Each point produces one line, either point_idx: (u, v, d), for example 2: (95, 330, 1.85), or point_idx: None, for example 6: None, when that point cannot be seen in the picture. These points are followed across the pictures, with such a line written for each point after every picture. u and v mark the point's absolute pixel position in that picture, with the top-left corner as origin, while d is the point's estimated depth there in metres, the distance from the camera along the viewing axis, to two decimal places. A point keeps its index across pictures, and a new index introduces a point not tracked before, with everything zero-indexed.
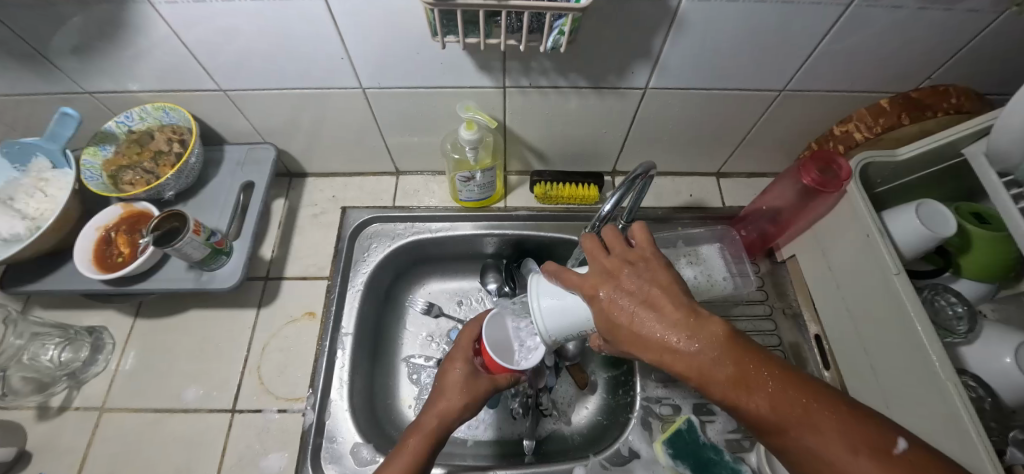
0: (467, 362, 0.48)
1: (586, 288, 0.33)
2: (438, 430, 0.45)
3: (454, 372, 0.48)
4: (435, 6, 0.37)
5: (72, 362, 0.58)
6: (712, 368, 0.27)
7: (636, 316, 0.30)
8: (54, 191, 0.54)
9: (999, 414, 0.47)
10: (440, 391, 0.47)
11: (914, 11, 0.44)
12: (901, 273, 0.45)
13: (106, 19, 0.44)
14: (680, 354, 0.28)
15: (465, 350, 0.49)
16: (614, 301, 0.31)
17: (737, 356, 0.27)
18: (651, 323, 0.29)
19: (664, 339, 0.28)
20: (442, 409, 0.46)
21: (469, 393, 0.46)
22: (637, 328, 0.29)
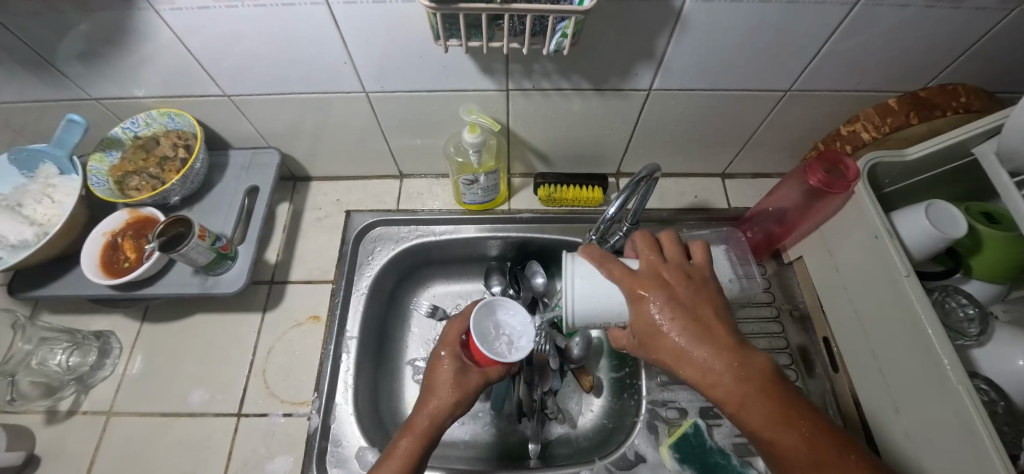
0: (454, 356, 0.48)
1: (637, 292, 0.37)
2: (430, 428, 0.44)
3: (441, 367, 0.48)
4: (436, 10, 0.36)
5: (80, 366, 0.58)
6: (746, 391, 0.33)
7: (684, 328, 0.35)
8: (61, 197, 0.55)
9: (1012, 418, 0.46)
10: (429, 388, 0.47)
11: (922, 9, 0.43)
12: (912, 275, 0.44)
13: (111, 25, 0.44)
14: (720, 371, 0.33)
15: (453, 341, 0.49)
16: (664, 310, 0.35)
17: (768, 386, 0.33)
18: (697, 339, 0.34)
19: (706, 357, 0.34)
20: (432, 406, 0.45)
21: (460, 387, 0.46)
22: (683, 340, 0.34)
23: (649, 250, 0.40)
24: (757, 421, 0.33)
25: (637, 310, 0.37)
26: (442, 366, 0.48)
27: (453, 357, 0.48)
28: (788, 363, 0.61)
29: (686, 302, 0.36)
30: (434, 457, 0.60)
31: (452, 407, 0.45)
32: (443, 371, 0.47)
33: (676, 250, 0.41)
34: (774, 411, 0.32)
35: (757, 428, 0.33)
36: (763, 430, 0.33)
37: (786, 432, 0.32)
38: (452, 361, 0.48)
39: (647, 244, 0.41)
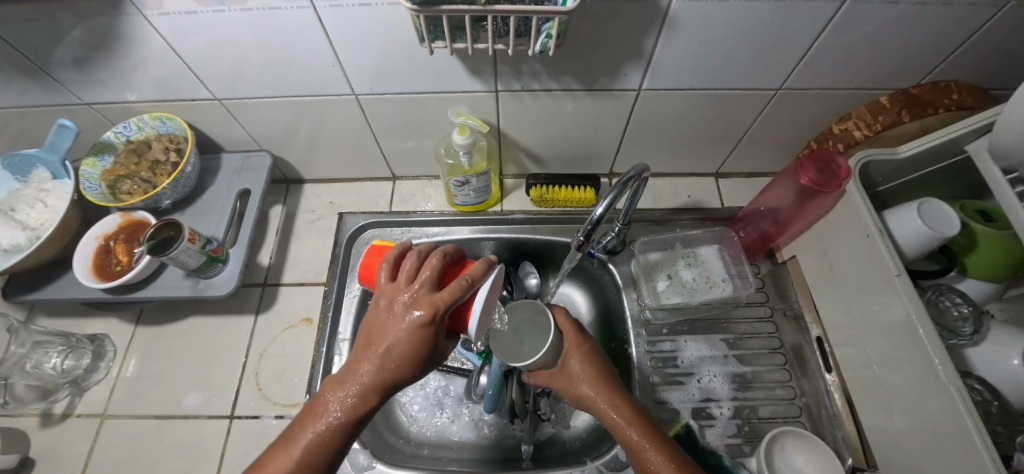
0: (431, 325, 0.32)
1: (572, 338, 0.46)
2: (354, 420, 0.33)
3: (403, 338, 0.32)
4: (419, 13, 0.36)
5: (74, 369, 0.58)
6: (634, 423, 0.40)
7: (599, 373, 0.44)
8: (54, 201, 0.55)
9: (1006, 418, 0.46)
10: (366, 360, 0.33)
11: (912, 6, 0.43)
12: (903, 274, 0.44)
13: (102, 31, 0.45)
14: (619, 406, 0.41)
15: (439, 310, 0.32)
16: (587, 356, 0.44)
17: (652, 423, 0.41)
18: (600, 384, 0.43)
19: (609, 397, 0.42)
20: (366, 390, 0.33)
21: (417, 369, 0.34)
22: (596, 381, 0.43)
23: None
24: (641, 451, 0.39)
25: (567, 352, 0.45)
26: (399, 341, 0.32)
27: (429, 329, 0.32)
28: (782, 364, 0.60)
29: (603, 357, 0.46)
30: (426, 458, 0.60)
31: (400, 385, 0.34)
32: (402, 347, 0.32)
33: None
34: (656, 441, 0.39)
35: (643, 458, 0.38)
36: (645, 457, 0.38)
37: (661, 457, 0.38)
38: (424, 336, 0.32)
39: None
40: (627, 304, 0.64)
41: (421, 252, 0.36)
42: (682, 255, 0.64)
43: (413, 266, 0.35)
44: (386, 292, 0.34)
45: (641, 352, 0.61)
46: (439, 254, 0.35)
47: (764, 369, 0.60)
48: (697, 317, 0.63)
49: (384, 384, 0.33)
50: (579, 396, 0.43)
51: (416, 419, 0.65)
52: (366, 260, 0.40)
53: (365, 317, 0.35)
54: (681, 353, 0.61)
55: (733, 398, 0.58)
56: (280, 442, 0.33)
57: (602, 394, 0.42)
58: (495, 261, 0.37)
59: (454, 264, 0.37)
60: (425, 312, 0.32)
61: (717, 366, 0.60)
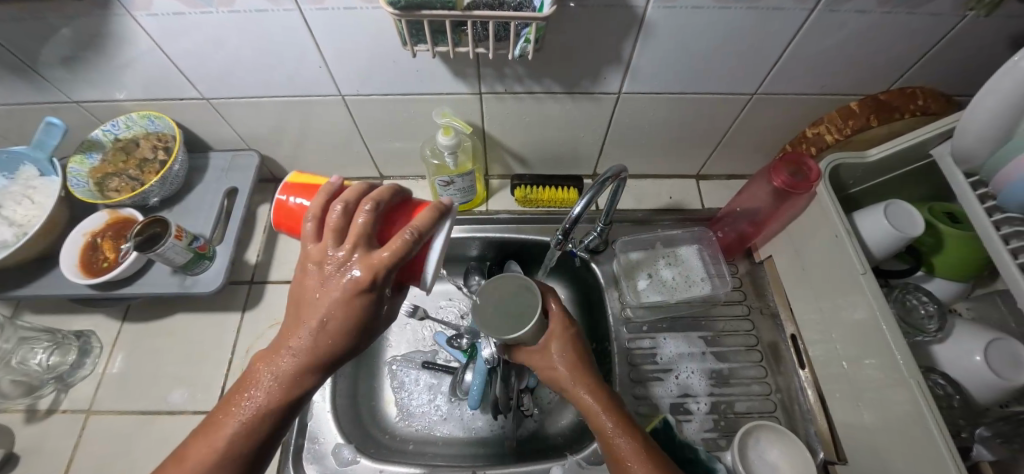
0: (370, 291, 0.30)
1: (559, 320, 0.47)
2: (287, 400, 0.31)
3: (335, 306, 0.30)
4: (401, 17, 0.38)
5: (59, 365, 0.59)
6: (608, 406, 0.42)
7: (580, 357, 0.45)
8: (42, 198, 0.56)
9: (967, 411, 0.48)
10: (298, 333, 0.31)
11: (876, 15, 0.45)
12: (868, 273, 0.46)
13: (90, 30, 0.46)
14: (594, 391, 0.43)
15: (377, 275, 0.29)
16: (568, 340, 0.45)
17: (624, 407, 0.43)
18: (580, 368, 0.44)
19: (590, 380, 0.43)
20: (296, 368, 0.31)
21: (357, 339, 0.32)
22: (579, 364, 0.44)
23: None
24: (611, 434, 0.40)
25: (549, 334, 0.46)
26: (336, 312, 0.30)
27: (369, 290, 0.30)
28: (759, 360, 0.62)
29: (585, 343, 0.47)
30: (412, 454, 0.61)
31: (339, 358, 0.32)
32: (340, 316, 0.30)
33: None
34: (626, 425, 0.41)
35: (610, 439, 0.40)
36: (612, 442, 0.40)
37: (629, 441, 0.40)
38: (363, 302, 0.30)
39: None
40: (608, 302, 0.65)
41: (349, 200, 0.31)
42: (662, 254, 0.65)
43: (342, 214, 0.31)
44: (312, 251, 0.31)
45: (621, 350, 0.62)
46: (373, 202, 0.31)
47: (741, 366, 0.61)
48: (677, 315, 0.64)
49: (317, 359, 0.31)
50: (554, 377, 0.45)
51: (402, 415, 0.66)
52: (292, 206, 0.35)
53: (296, 282, 0.32)
54: (660, 350, 0.62)
55: (710, 393, 0.59)
56: (209, 423, 0.31)
57: (581, 377, 0.43)
58: (449, 204, 0.33)
59: (394, 206, 0.34)
60: (362, 276, 0.29)
61: (695, 362, 0.61)
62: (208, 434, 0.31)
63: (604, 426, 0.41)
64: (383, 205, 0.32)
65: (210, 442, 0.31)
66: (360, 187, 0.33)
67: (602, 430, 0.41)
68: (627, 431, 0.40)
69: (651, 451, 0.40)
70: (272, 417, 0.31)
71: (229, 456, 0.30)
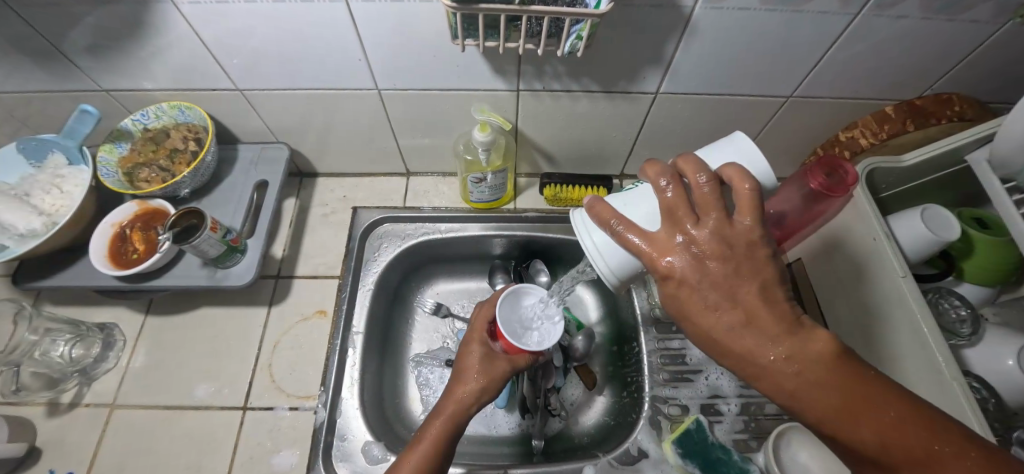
0: (482, 343, 0.48)
1: (658, 261, 0.31)
2: (449, 421, 0.43)
3: (468, 355, 0.48)
4: (456, 10, 0.37)
5: (83, 359, 0.58)
6: (799, 380, 0.28)
7: (721, 310, 0.29)
8: (70, 187, 0.55)
9: (1002, 415, 0.48)
10: (453, 386, 0.46)
11: (919, 20, 0.45)
12: (908, 276, 0.47)
13: (128, 17, 0.45)
14: (767, 362, 0.29)
15: (481, 331, 0.49)
16: (692, 280, 0.30)
17: (832, 374, 0.28)
18: (740, 331, 0.29)
19: (752, 347, 0.29)
20: (452, 399, 0.45)
21: (485, 378, 0.45)
22: (725, 326, 0.29)
23: (666, 179, 0.31)
24: (819, 411, 0.29)
25: (662, 283, 0.32)
26: (466, 356, 0.48)
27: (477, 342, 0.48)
28: None
29: (722, 285, 0.29)
30: None
31: (477, 396, 0.45)
32: (468, 362, 0.47)
33: (716, 202, 0.29)
34: (839, 401, 0.28)
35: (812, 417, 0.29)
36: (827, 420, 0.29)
37: (852, 423, 0.28)
38: (475, 348, 0.47)
39: (670, 178, 0.31)
40: (636, 301, 0.66)
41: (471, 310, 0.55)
42: None
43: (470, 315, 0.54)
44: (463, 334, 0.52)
45: (651, 351, 0.62)
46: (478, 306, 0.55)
47: None
48: None
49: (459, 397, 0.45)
50: (702, 333, 0.31)
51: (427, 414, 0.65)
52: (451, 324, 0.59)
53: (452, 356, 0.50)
54: (689, 351, 0.62)
55: (739, 394, 0.59)
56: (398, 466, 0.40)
57: (737, 348, 0.29)
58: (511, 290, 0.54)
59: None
60: (476, 335, 0.49)
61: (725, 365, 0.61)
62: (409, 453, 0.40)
63: (806, 404, 0.29)
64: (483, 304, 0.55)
65: None
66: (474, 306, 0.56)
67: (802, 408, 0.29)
68: (839, 409, 0.28)
69: (906, 436, 0.27)
70: (445, 435, 0.42)
71: None
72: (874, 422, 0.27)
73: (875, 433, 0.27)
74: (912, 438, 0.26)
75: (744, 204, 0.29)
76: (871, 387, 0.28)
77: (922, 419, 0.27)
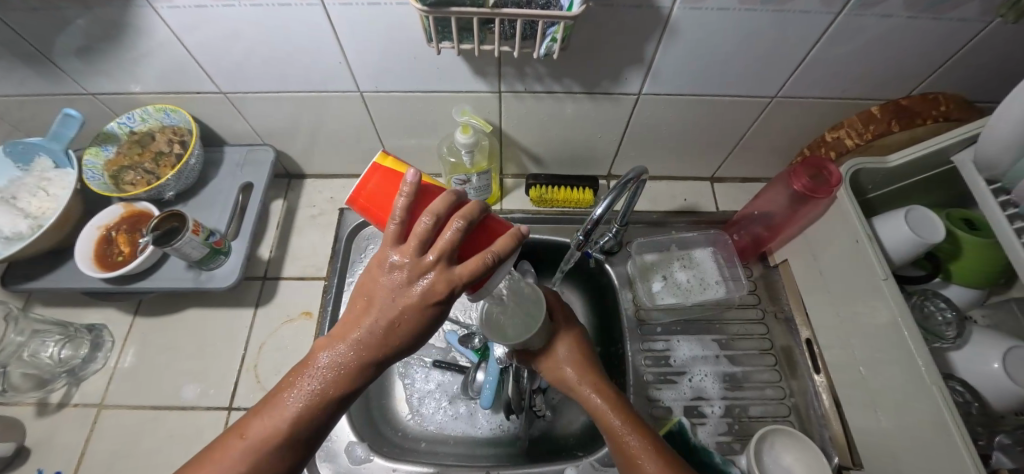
0: (443, 300, 0.30)
1: (564, 319, 0.51)
2: (324, 400, 0.31)
3: (398, 305, 0.30)
4: (429, 14, 0.37)
5: (71, 359, 0.59)
6: (615, 399, 0.44)
7: (578, 356, 0.47)
8: (56, 190, 0.56)
9: (986, 419, 0.47)
10: (362, 335, 0.30)
11: (902, 19, 0.44)
12: (889, 278, 0.46)
13: (108, 21, 0.45)
14: (599, 388, 0.44)
15: (447, 289, 0.30)
16: (570, 339, 0.49)
17: (628, 404, 0.44)
18: (584, 370, 0.46)
19: (587, 377, 0.46)
20: (357, 355, 0.30)
21: (416, 342, 0.32)
22: (575, 362, 0.47)
23: None
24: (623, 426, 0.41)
25: (554, 336, 0.49)
26: (403, 317, 0.30)
27: (436, 305, 0.30)
28: (773, 365, 0.62)
29: (582, 345, 0.49)
30: (423, 452, 0.61)
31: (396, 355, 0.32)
32: (407, 321, 0.30)
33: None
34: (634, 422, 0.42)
35: (617, 430, 0.41)
36: (624, 441, 0.40)
37: (638, 438, 0.40)
38: (419, 308, 0.30)
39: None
40: (622, 302, 0.66)
41: (440, 211, 0.31)
42: (678, 257, 0.66)
43: (430, 225, 0.30)
44: (393, 252, 0.30)
45: (634, 352, 0.62)
46: (463, 219, 0.30)
47: (754, 369, 0.61)
48: (691, 317, 0.64)
49: (373, 357, 0.31)
50: (561, 373, 0.47)
51: (414, 414, 0.65)
52: (368, 182, 0.37)
53: (373, 274, 0.31)
54: (673, 352, 0.62)
55: (723, 397, 0.59)
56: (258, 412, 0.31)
57: (575, 376, 0.46)
58: (525, 231, 0.33)
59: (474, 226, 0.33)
60: (436, 291, 0.29)
61: (711, 366, 0.61)
62: (258, 421, 0.31)
63: (606, 423, 0.42)
64: (473, 222, 0.31)
65: (253, 437, 0.31)
66: (449, 199, 0.31)
67: (610, 429, 0.42)
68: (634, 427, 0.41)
69: (659, 447, 0.40)
70: (311, 415, 0.31)
71: (268, 452, 0.30)
72: (648, 440, 0.40)
73: (643, 443, 0.40)
74: (663, 450, 0.40)
75: None
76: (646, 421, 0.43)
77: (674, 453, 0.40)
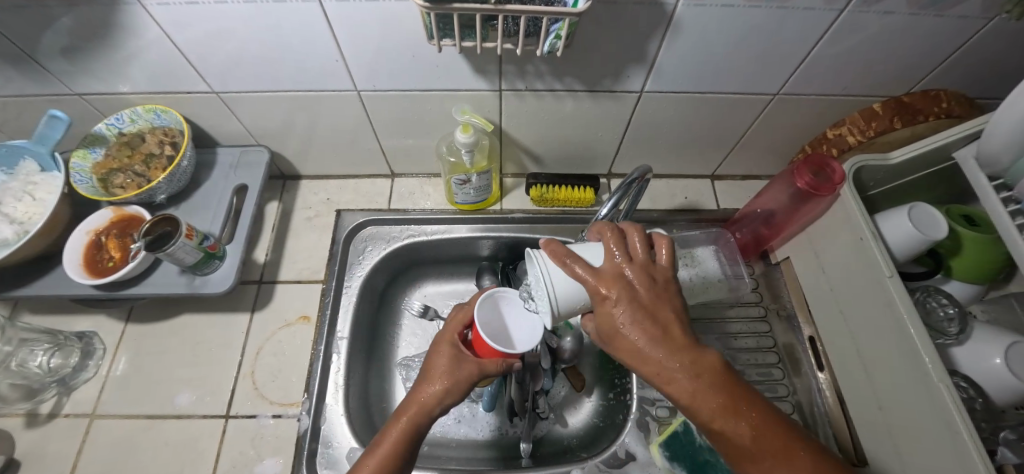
0: (453, 346, 0.43)
1: (596, 286, 0.33)
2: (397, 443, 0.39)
3: (440, 358, 0.43)
4: (430, 10, 0.36)
5: (61, 368, 0.57)
6: (701, 388, 0.32)
7: (648, 330, 0.32)
8: (43, 194, 0.54)
9: (988, 414, 0.47)
10: (413, 391, 0.42)
11: (906, 16, 0.44)
12: (895, 276, 0.45)
13: (95, 19, 0.43)
14: (681, 371, 0.31)
15: (452, 333, 0.45)
16: (632, 305, 0.32)
17: (724, 384, 0.32)
18: (664, 347, 0.32)
19: (665, 359, 0.32)
20: (414, 404, 0.41)
21: (450, 384, 0.41)
22: (644, 343, 0.32)
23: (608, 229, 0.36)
24: (716, 419, 0.32)
25: (604, 303, 0.33)
26: (432, 367, 0.42)
27: (448, 348, 0.43)
28: (776, 362, 0.62)
29: (647, 305, 0.32)
30: (425, 457, 0.60)
31: (439, 400, 0.40)
32: (437, 367, 0.42)
33: (644, 250, 0.35)
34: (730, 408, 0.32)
35: (706, 415, 0.32)
36: (728, 431, 0.32)
37: (744, 429, 0.32)
38: (449, 352, 0.43)
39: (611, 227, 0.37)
40: None
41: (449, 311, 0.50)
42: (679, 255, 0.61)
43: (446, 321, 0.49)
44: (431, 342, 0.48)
45: None
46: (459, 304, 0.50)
47: (757, 367, 0.61)
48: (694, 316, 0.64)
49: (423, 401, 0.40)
50: (628, 351, 0.33)
51: None
52: None
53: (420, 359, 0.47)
54: None
55: None
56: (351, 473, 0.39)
57: (649, 361, 0.32)
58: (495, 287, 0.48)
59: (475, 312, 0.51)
60: (444, 340, 0.44)
61: None
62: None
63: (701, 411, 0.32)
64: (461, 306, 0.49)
65: None
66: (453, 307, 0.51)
67: (706, 415, 0.32)
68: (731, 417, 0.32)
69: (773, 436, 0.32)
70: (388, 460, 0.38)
71: None
72: (752, 425, 0.32)
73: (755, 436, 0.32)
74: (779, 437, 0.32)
75: (664, 254, 0.36)
76: (750, 394, 0.33)
77: (782, 420, 0.33)
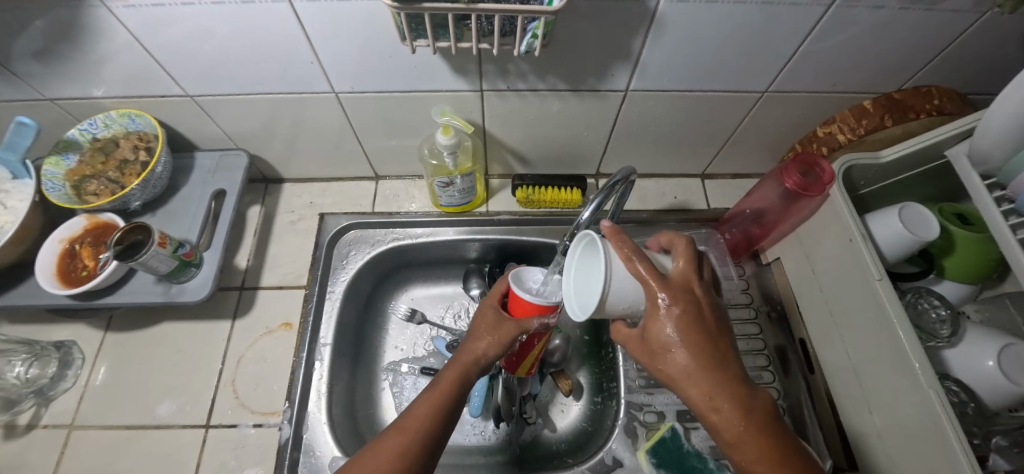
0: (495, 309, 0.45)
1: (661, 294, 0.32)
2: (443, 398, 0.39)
3: (483, 322, 0.44)
4: (399, 10, 0.34)
5: (39, 379, 0.56)
6: (741, 430, 0.31)
7: (699, 354, 0.32)
8: (14, 202, 0.53)
9: (980, 418, 0.46)
10: (461, 351, 0.43)
11: (895, 10, 0.43)
12: (884, 279, 0.44)
13: (57, 23, 0.42)
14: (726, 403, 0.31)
15: (493, 300, 0.46)
16: (688, 328, 0.32)
17: (767, 424, 0.31)
18: (713, 376, 0.31)
19: (710, 387, 0.31)
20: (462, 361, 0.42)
21: (494, 341, 0.42)
22: (694, 365, 0.31)
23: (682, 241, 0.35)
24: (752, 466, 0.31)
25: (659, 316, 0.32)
26: (478, 330, 0.44)
27: (491, 311, 0.45)
28: (766, 365, 0.61)
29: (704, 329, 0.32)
30: None
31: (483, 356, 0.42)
32: (482, 329, 0.44)
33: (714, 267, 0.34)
34: (770, 453, 0.30)
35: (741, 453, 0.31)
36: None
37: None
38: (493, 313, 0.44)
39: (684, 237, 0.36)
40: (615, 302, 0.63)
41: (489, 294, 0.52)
42: None
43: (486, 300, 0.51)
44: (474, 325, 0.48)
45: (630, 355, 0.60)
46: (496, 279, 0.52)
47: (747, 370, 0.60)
48: None
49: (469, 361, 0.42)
50: (674, 375, 0.32)
51: None
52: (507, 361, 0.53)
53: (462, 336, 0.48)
54: None
55: None
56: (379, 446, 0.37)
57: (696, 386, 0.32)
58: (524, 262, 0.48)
59: None
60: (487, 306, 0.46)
61: None
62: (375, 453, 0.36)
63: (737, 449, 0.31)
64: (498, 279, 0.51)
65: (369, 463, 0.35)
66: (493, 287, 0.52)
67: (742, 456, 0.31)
68: (770, 462, 0.30)
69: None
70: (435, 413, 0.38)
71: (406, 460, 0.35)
72: None
73: None
74: None
75: None
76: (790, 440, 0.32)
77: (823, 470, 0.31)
